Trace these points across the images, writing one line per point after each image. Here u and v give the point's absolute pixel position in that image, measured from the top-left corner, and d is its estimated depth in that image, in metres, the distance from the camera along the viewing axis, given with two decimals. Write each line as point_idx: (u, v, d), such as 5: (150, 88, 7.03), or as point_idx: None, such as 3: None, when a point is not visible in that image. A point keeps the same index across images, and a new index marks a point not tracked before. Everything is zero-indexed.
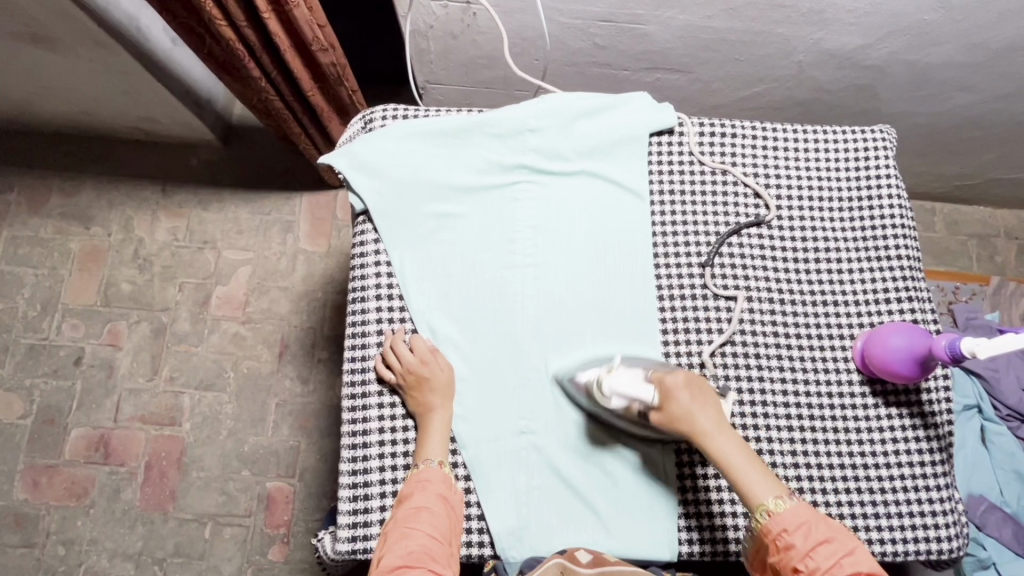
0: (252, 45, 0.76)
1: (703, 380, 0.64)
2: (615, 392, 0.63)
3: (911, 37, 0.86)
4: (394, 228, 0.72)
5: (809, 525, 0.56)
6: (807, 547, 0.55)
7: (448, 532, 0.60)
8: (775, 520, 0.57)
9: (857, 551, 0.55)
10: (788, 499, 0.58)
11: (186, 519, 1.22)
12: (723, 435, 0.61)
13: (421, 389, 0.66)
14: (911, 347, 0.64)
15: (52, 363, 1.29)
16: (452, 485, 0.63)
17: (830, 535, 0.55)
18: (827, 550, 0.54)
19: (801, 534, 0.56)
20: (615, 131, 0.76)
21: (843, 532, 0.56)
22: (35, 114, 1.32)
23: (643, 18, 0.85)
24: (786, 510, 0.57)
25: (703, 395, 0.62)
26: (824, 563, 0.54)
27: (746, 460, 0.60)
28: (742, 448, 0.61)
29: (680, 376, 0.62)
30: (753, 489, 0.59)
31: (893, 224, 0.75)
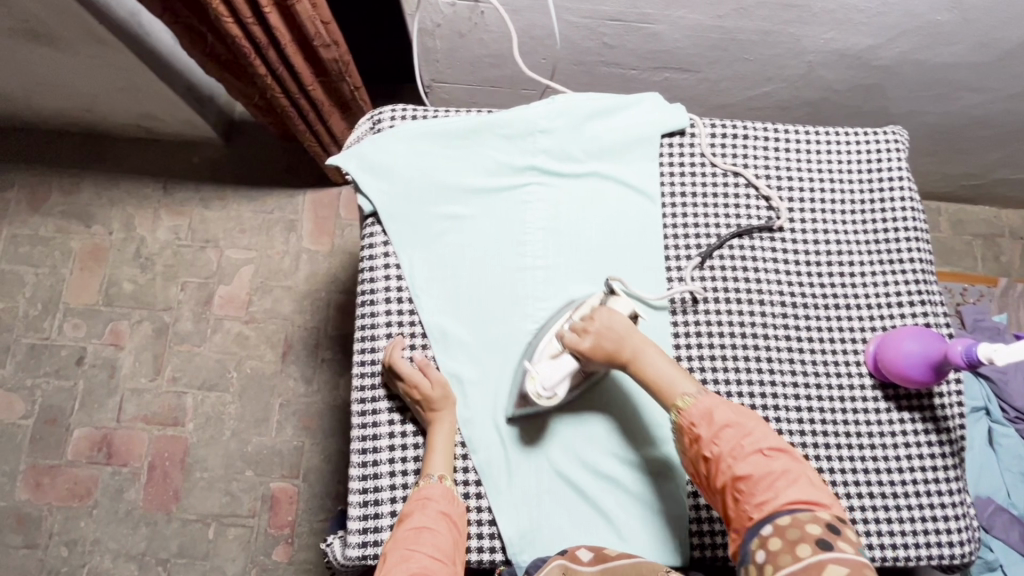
0: (258, 43, 0.75)
1: (609, 316, 0.66)
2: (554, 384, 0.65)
3: (923, 37, 0.86)
4: (404, 229, 0.72)
5: (713, 412, 0.60)
6: (712, 434, 0.59)
7: (451, 551, 0.60)
8: (685, 417, 0.61)
9: (754, 428, 0.59)
10: (694, 394, 0.62)
11: (190, 519, 1.21)
12: (636, 356, 0.64)
13: (424, 401, 0.66)
14: (927, 352, 0.64)
15: (54, 363, 1.28)
16: (454, 500, 0.63)
17: (732, 419, 0.60)
18: (730, 433, 0.59)
19: (706, 424, 0.60)
20: (626, 132, 0.75)
21: (742, 412, 0.61)
22: (34, 111, 1.31)
23: (653, 17, 0.85)
24: (693, 405, 0.61)
25: (607, 330, 0.65)
26: (728, 447, 0.59)
27: (661, 374, 0.64)
28: (655, 360, 0.64)
29: (587, 338, 0.65)
30: (668, 395, 0.63)
31: (906, 225, 0.75)
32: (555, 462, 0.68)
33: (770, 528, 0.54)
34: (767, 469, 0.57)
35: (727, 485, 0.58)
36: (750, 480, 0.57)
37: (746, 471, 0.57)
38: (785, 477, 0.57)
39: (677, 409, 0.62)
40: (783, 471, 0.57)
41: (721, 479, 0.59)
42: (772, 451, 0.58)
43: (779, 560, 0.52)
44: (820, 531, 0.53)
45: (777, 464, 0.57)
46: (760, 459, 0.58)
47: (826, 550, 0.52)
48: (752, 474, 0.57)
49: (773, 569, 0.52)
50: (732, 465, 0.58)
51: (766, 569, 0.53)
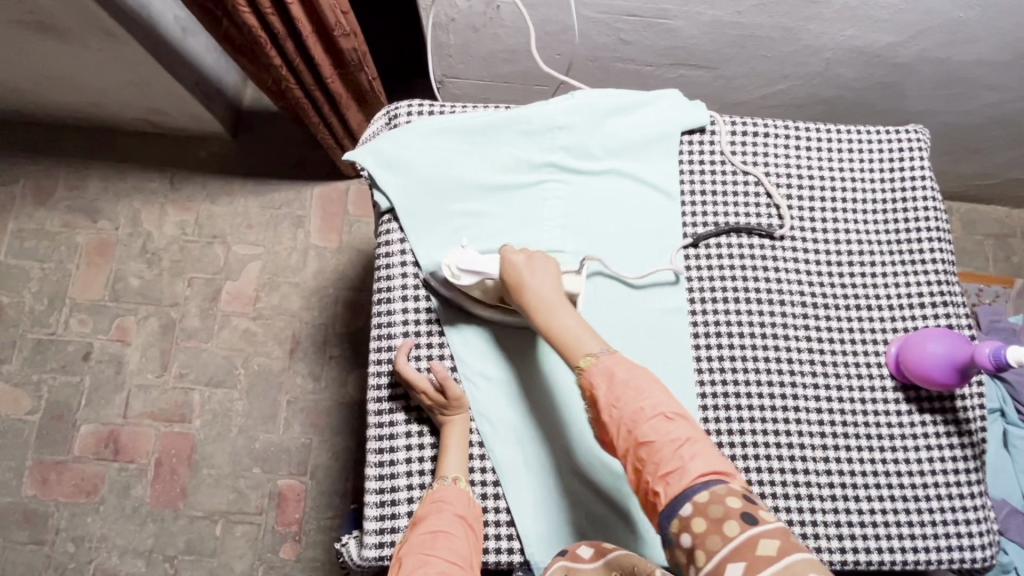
0: (276, 34, 0.74)
1: (547, 265, 0.65)
2: (465, 270, 0.66)
3: (944, 35, 0.85)
4: (420, 226, 0.71)
5: (614, 372, 0.58)
6: (612, 397, 0.57)
7: (469, 556, 0.58)
8: (585, 377, 0.59)
9: (651, 392, 0.57)
10: (598, 354, 0.59)
11: (197, 516, 1.21)
12: (548, 309, 0.62)
13: (435, 405, 0.66)
14: (951, 354, 0.64)
15: (60, 359, 1.27)
16: (469, 502, 0.62)
17: (631, 378, 0.57)
18: (628, 398, 0.56)
19: (605, 386, 0.58)
20: (646, 129, 0.74)
21: (642, 373, 0.58)
22: (41, 104, 1.29)
23: (671, 12, 0.84)
24: (593, 365, 0.58)
25: (538, 273, 0.64)
26: (628, 412, 0.56)
27: (567, 334, 0.61)
28: (566, 318, 0.62)
29: (521, 258, 0.64)
30: (571, 355, 0.60)
31: (928, 226, 0.74)
32: (570, 459, 0.67)
33: (690, 508, 0.51)
34: (670, 435, 0.54)
35: (629, 451, 0.55)
36: (651, 446, 0.54)
37: (648, 439, 0.54)
38: (689, 445, 0.54)
39: (578, 368, 0.59)
40: (685, 438, 0.54)
41: (623, 448, 0.56)
42: (674, 416, 0.56)
43: (707, 544, 0.49)
44: (740, 504, 0.50)
45: (679, 430, 0.55)
46: (661, 422, 0.55)
47: (752, 525, 0.48)
48: (654, 441, 0.54)
49: (703, 554, 0.48)
50: (633, 431, 0.55)
51: (695, 555, 0.49)
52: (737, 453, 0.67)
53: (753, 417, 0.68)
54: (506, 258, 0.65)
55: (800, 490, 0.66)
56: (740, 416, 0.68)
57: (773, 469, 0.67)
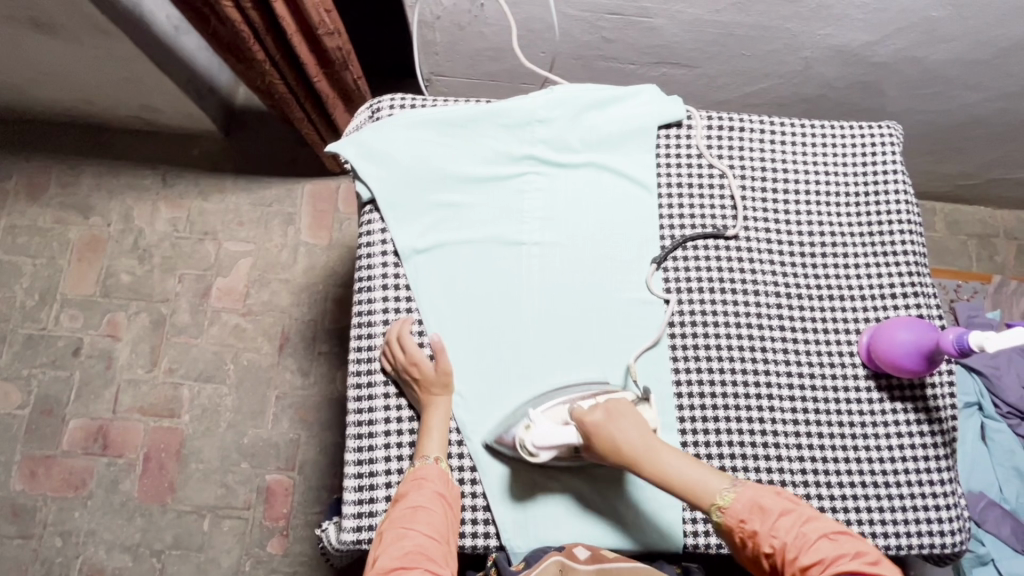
0: (257, 28, 0.76)
1: (625, 406, 0.64)
2: (540, 447, 0.63)
3: (918, 34, 0.86)
4: (402, 216, 0.72)
5: (760, 501, 0.57)
6: (769, 525, 0.56)
7: (445, 530, 0.60)
8: (730, 515, 0.57)
9: (809, 515, 0.56)
10: (731, 489, 0.58)
11: (185, 511, 1.21)
12: (650, 462, 0.61)
13: (419, 385, 0.67)
14: (919, 341, 0.65)
15: (51, 354, 1.28)
16: (449, 481, 0.63)
17: (786, 506, 0.57)
18: (788, 521, 0.56)
19: (758, 517, 0.56)
20: (624, 124, 0.76)
21: (789, 499, 0.57)
22: (34, 101, 1.31)
23: (652, 11, 0.85)
24: (735, 500, 0.57)
25: (621, 422, 0.62)
26: (789, 537, 0.55)
27: (686, 474, 0.60)
28: (671, 466, 0.60)
29: (598, 414, 0.62)
30: (703, 496, 0.59)
31: (900, 219, 0.75)
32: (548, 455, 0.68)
33: None
34: (837, 552, 0.53)
35: None
36: (819, 566, 0.53)
37: (814, 558, 0.53)
38: (856, 559, 0.52)
39: (718, 509, 0.58)
40: (854, 552, 0.53)
41: (793, 575, 0.54)
42: (840, 535, 0.54)
43: None
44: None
45: (846, 545, 0.53)
46: (828, 543, 0.54)
47: None
48: (821, 560, 0.53)
49: None
50: (799, 555, 0.54)
51: None
52: (712, 443, 0.68)
53: (730, 405, 0.69)
54: (586, 420, 0.62)
55: (773, 476, 0.68)
56: (713, 404, 0.69)
57: (746, 455, 0.68)
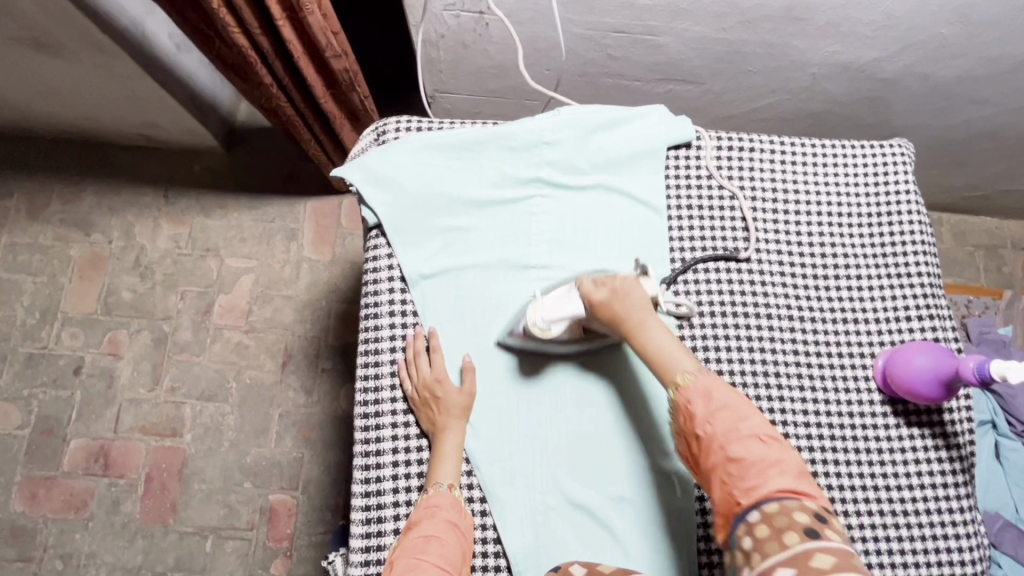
0: (265, 52, 0.75)
1: (634, 284, 0.64)
2: (551, 321, 0.65)
3: (928, 51, 0.86)
4: (409, 242, 0.71)
5: (711, 392, 0.57)
6: (707, 413, 0.56)
7: (458, 561, 0.58)
8: (681, 394, 0.58)
9: (749, 414, 0.56)
10: (694, 373, 0.59)
11: (187, 532, 1.19)
12: (639, 338, 0.62)
13: (438, 407, 0.66)
14: (938, 368, 0.64)
15: (51, 373, 1.26)
16: (462, 510, 0.62)
17: (729, 400, 0.57)
18: (726, 415, 0.56)
19: (703, 402, 0.57)
20: (633, 145, 0.75)
21: (740, 398, 0.57)
22: (36, 119, 1.30)
23: (658, 29, 0.85)
24: (693, 383, 0.58)
25: (626, 298, 0.63)
26: (723, 429, 0.55)
27: (663, 351, 0.61)
28: (657, 342, 0.61)
29: (603, 290, 0.63)
30: (668, 372, 0.60)
31: (913, 240, 0.74)
32: (559, 478, 0.67)
33: (756, 515, 0.51)
34: (764, 455, 0.53)
35: (717, 465, 0.55)
36: (740, 463, 0.53)
37: (740, 454, 0.54)
38: (777, 466, 0.53)
39: (675, 386, 0.59)
40: (776, 459, 0.53)
41: (713, 461, 0.55)
42: (770, 440, 0.55)
43: (766, 548, 0.49)
44: (808, 521, 0.49)
45: (772, 451, 0.54)
46: (756, 444, 0.54)
47: (813, 539, 0.48)
48: (745, 458, 0.53)
49: (761, 557, 0.48)
50: (725, 446, 0.55)
51: (753, 557, 0.49)
52: None
53: None
54: (588, 294, 0.64)
55: None
56: None
57: None
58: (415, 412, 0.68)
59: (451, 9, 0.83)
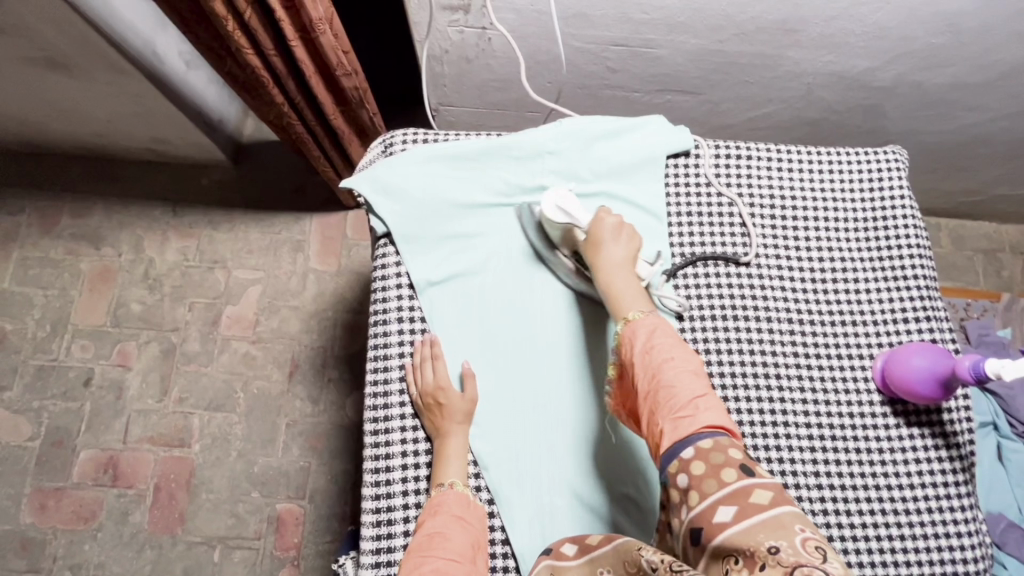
0: (278, 73, 0.78)
1: (635, 237, 0.69)
2: (559, 208, 0.70)
3: (920, 59, 0.88)
4: (416, 249, 0.73)
5: (654, 330, 0.60)
6: (645, 346, 0.59)
7: (466, 551, 0.59)
8: (628, 326, 0.61)
9: (683, 351, 0.58)
10: (647, 314, 0.62)
11: (195, 542, 1.20)
12: (610, 272, 0.66)
13: (441, 411, 0.67)
14: (934, 367, 0.65)
15: (61, 385, 1.28)
16: (468, 504, 0.63)
17: (667, 338, 0.59)
18: (663, 351, 0.58)
19: (644, 337, 0.60)
20: (633, 154, 0.77)
21: (678, 338, 0.60)
22: (47, 136, 1.33)
23: (656, 42, 0.87)
24: (641, 320, 0.61)
25: (620, 238, 0.68)
26: (657, 361, 0.57)
27: (624, 289, 0.65)
28: (626, 282, 0.65)
29: (612, 221, 0.69)
30: (621, 308, 0.64)
31: (908, 243, 0.76)
32: (563, 478, 0.68)
33: (692, 452, 0.52)
34: (695, 387, 0.55)
35: (651, 397, 0.56)
36: (671, 393, 0.55)
37: (670, 385, 0.55)
38: (706, 399, 0.55)
39: (625, 320, 0.62)
40: (705, 393, 0.55)
41: (646, 392, 0.57)
42: (701, 375, 0.57)
43: (703, 487, 0.49)
44: (741, 456, 0.51)
45: (702, 385, 0.56)
46: (689, 377, 0.56)
47: (749, 476, 0.49)
48: (678, 389, 0.55)
49: (696, 493, 0.49)
50: (659, 378, 0.56)
51: (690, 495, 0.50)
52: None
53: (747, 433, 0.69)
54: (598, 218, 0.69)
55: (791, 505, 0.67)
56: None
57: None
58: (421, 416, 0.69)
59: (455, 25, 0.86)
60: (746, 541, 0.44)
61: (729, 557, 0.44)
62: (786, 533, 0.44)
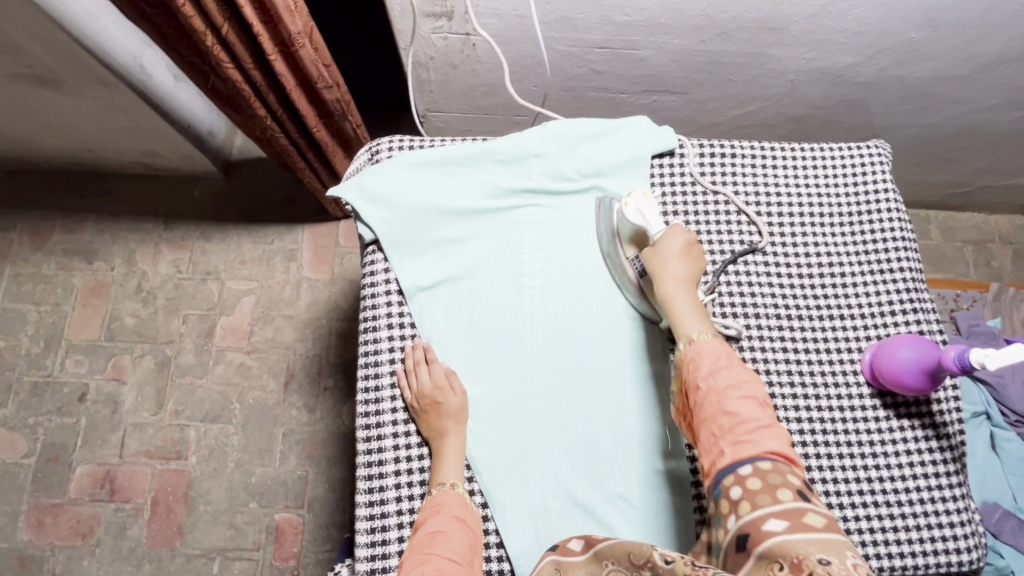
0: (258, 86, 0.78)
1: (700, 259, 0.69)
2: (638, 209, 0.71)
3: (901, 54, 0.89)
4: (405, 256, 0.74)
5: (719, 353, 0.61)
6: (710, 368, 0.60)
7: (467, 553, 0.59)
8: (692, 346, 0.62)
9: (749, 377, 0.59)
10: (710, 335, 0.62)
11: (194, 554, 1.20)
12: (672, 288, 0.66)
13: (437, 413, 0.67)
14: (921, 359, 0.66)
15: (56, 401, 1.28)
16: (467, 505, 0.64)
17: (733, 363, 0.60)
18: (728, 374, 0.59)
19: (709, 359, 0.60)
20: (618, 155, 0.77)
21: (744, 366, 0.61)
22: (37, 152, 1.33)
23: (639, 43, 0.88)
24: (706, 341, 0.62)
25: (686, 257, 0.68)
26: (723, 384, 0.58)
27: (685, 309, 0.65)
28: (689, 302, 0.65)
29: (681, 239, 0.68)
30: (683, 327, 0.64)
31: (893, 236, 0.77)
32: (557, 481, 0.68)
33: (749, 470, 0.53)
34: (760, 413, 0.56)
35: (712, 416, 0.57)
36: (735, 416, 0.56)
37: (735, 410, 0.56)
38: (769, 426, 0.56)
39: (688, 339, 0.63)
40: (769, 421, 0.56)
41: (708, 412, 0.58)
42: (766, 403, 0.58)
43: (756, 500, 0.51)
44: (799, 483, 0.52)
45: (767, 413, 0.57)
46: (752, 403, 0.57)
47: (805, 500, 0.50)
48: (742, 413, 0.56)
49: (748, 505, 0.50)
50: (724, 400, 0.57)
51: (741, 506, 0.51)
52: None
53: None
54: (668, 234, 0.69)
55: None
56: None
57: None
58: (415, 419, 0.69)
59: (438, 31, 0.86)
60: (797, 551, 0.45)
61: (775, 563, 0.45)
62: (839, 553, 0.44)
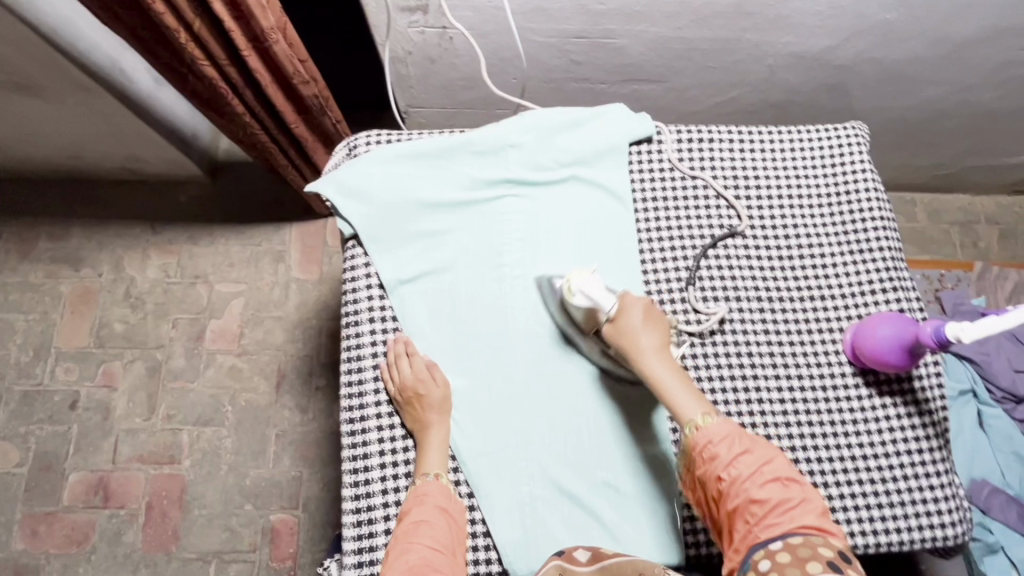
0: (234, 83, 0.78)
1: (661, 320, 0.68)
2: (582, 291, 0.68)
3: (878, 36, 0.89)
4: (384, 250, 0.74)
5: (731, 437, 0.60)
6: (729, 457, 0.59)
7: (450, 542, 0.61)
8: (700, 434, 0.61)
9: (771, 457, 0.59)
10: (711, 415, 0.62)
11: (190, 558, 1.20)
12: (653, 367, 0.65)
13: (421, 405, 0.67)
14: (900, 335, 0.66)
15: (47, 409, 1.27)
16: (451, 497, 0.64)
17: (751, 446, 0.60)
18: (748, 458, 0.59)
19: (726, 446, 0.60)
20: (595, 142, 0.77)
21: (762, 443, 0.61)
22: (20, 161, 1.32)
23: (616, 32, 0.88)
24: (713, 423, 0.61)
25: (651, 327, 0.67)
26: (747, 471, 0.58)
27: (675, 389, 0.64)
28: (672, 379, 0.64)
29: (637, 310, 0.67)
30: (683, 413, 0.62)
31: (872, 216, 0.77)
32: (542, 470, 0.68)
33: (779, 544, 0.54)
34: (787, 495, 0.57)
35: (739, 507, 0.57)
36: (764, 503, 0.56)
37: (763, 497, 0.56)
38: (797, 505, 0.56)
39: (692, 427, 0.61)
40: (796, 499, 0.56)
41: (735, 502, 0.57)
42: (791, 482, 0.58)
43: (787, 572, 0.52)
44: (832, 555, 0.52)
45: (793, 492, 0.57)
46: (777, 486, 0.57)
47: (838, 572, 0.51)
48: (769, 499, 0.56)
49: None
50: (749, 488, 0.57)
51: None
52: None
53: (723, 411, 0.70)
54: (625, 308, 0.67)
55: None
56: None
57: None
58: (399, 411, 0.69)
59: (415, 25, 0.87)
60: None
61: None
62: None
